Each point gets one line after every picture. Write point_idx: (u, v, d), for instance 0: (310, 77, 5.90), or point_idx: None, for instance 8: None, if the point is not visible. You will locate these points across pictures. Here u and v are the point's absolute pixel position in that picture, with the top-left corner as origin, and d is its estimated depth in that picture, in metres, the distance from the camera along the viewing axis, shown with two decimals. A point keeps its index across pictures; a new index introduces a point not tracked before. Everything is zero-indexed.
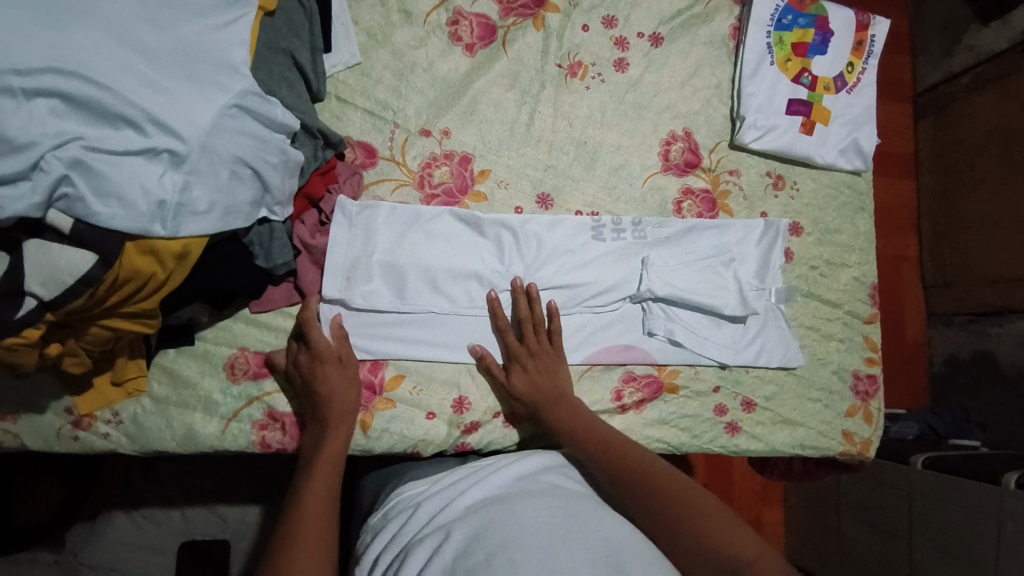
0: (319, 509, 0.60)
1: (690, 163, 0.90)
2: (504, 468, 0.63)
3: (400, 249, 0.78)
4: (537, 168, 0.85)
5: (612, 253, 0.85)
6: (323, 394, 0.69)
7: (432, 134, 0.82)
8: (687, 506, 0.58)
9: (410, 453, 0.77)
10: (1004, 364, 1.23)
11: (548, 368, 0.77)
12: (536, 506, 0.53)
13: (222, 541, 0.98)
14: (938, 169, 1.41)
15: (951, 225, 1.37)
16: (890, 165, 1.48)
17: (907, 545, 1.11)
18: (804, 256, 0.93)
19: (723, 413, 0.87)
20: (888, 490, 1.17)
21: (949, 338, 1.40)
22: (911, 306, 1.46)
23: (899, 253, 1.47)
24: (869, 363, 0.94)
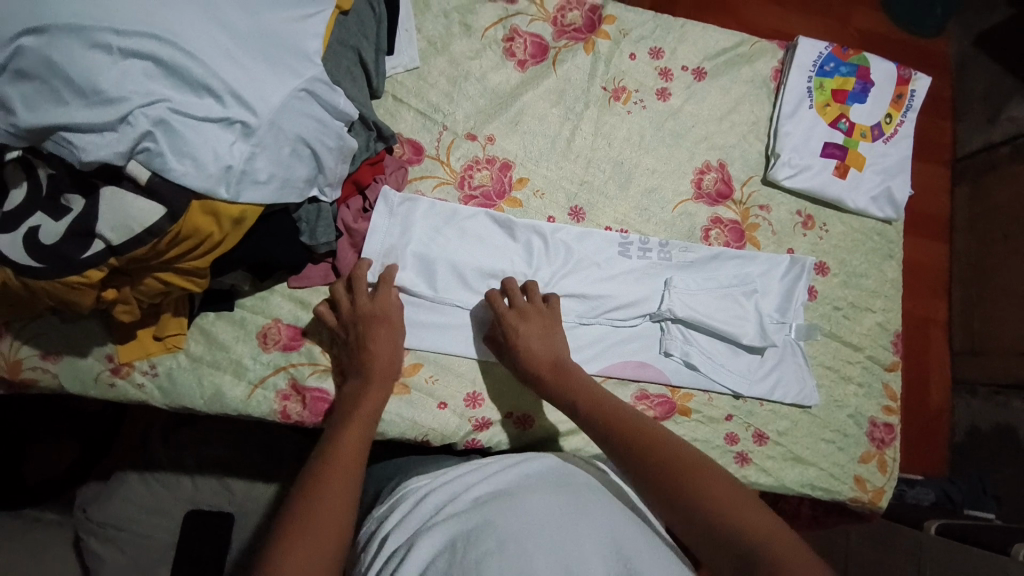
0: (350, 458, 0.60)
1: (722, 194, 0.93)
2: (511, 464, 0.63)
3: (435, 243, 0.82)
4: (573, 182, 0.89)
5: (636, 270, 0.88)
6: (370, 351, 0.71)
7: (477, 139, 0.86)
8: (700, 486, 0.54)
9: (419, 441, 0.79)
10: None
11: (540, 330, 0.75)
12: (545, 501, 0.53)
13: (228, 514, 1.00)
14: (973, 235, 1.40)
15: (982, 291, 1.37)
16: (925, 225, 1.45)
17: None
18: (829, 297, 0.94)
19: (733, 442, 0.87)
20: (898, 553, 1.14)
21: (973, 408, 1.37)
22: (937, 369, 1.43)
23: (929, 316, 1.44)
24: (887, 411, 0.93)
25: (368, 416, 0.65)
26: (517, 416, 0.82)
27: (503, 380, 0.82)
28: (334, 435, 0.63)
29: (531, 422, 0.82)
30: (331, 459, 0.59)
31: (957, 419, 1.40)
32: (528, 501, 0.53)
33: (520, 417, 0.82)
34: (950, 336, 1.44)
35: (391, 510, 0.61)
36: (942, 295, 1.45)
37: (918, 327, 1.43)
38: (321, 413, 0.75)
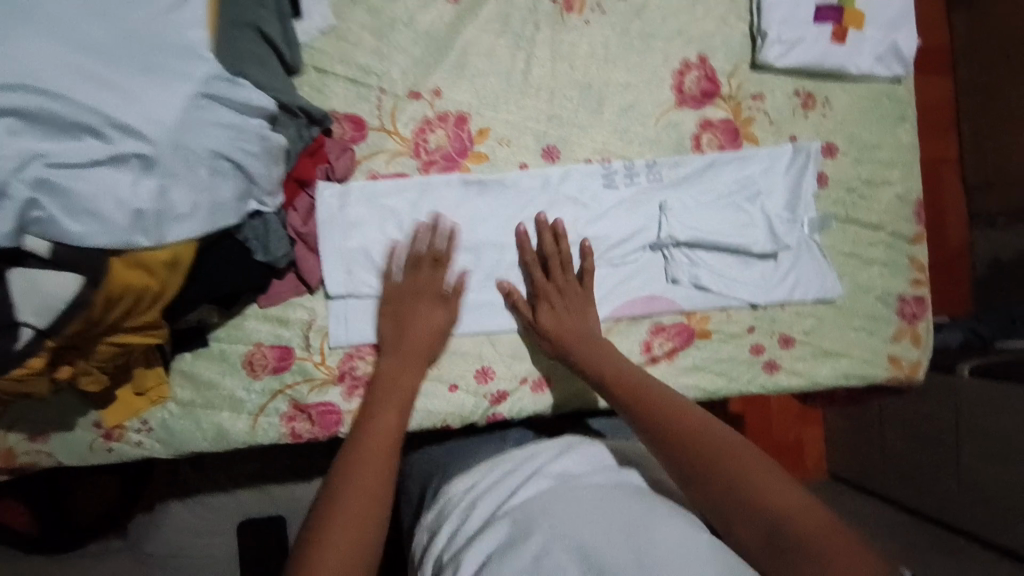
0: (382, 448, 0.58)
1: (708, 93, 0.81)
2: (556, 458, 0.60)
3: (404, 226, 0.74)
4: (539, 119, 0.78)
5: (626, 200, 0.80)
6: (411, 330, 0.70)
7: (423, 96, 0.75)
8: (721, 455, 0.50)
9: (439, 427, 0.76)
10: None
11: (578, 304, 0.73)
12: (597, 498, 0.50)
13: (277, 517, 1.00)
14: (978, 58, 1.31)
15: (994, 117, 1.28)
16: (925, 59, 1.37)
17: (955, 448, 1.07)
18: (841, 180, 0.84)
19: (759, 352, 0.82)
20: (932, 401, 1.12)
21: (994, 240, 1.32)
22: (954, 209, 1.36)
23: (940, 156, 1.38)
24: (916, 284, 0.85)
25: (408, 394, 0.66)
26: (533, 381, 0.77)
27: (512, 348, 0.77)
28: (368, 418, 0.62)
29: (548, 385, 0.77)
30: (365, 440, 0.59)
31: (978, 255, 1.36)
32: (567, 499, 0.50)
33: (537, 382, 0.77)
34: (964, 170, 1.38)
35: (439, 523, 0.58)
36: (951, 131, 1.38)
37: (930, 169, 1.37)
38: (332, 425, 0.72)
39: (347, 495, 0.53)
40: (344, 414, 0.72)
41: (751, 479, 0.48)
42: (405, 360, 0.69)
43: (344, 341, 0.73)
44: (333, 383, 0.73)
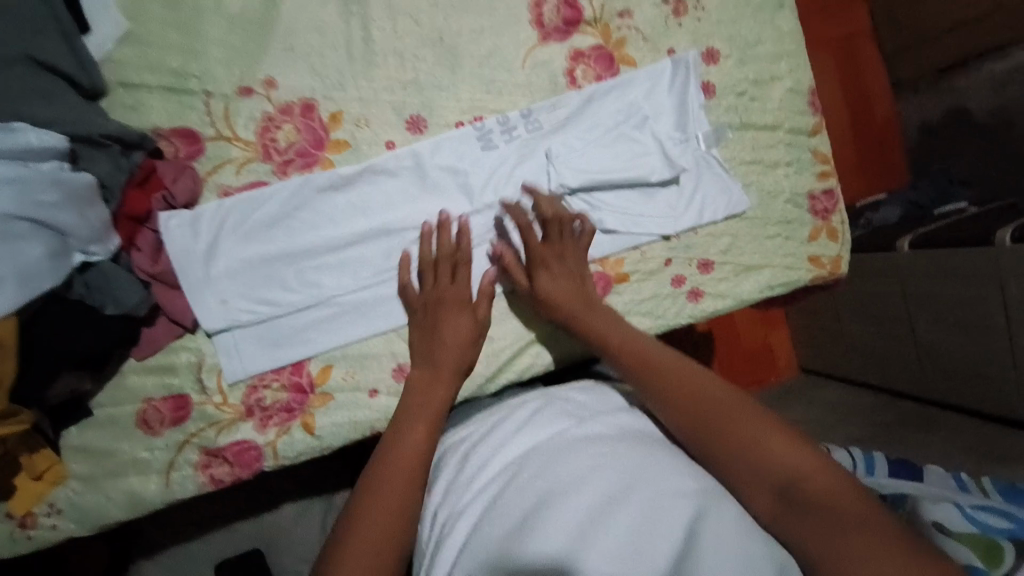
0: (411, 455, 0.60)
1: (570, 20, 0.75)
2: (556, 402, 0.62)
3: (275, 239, 0.69)
4: (393, 90, 0.71)
5: (509, 157, 0.74)
6: (442, 339, 0.68)
7: (255, 91, 0.67)
8: (741, 423, 0.54)
9: (371, 436, 0.72)
10: (978, 114, 1.40)
11: (561, 265, 0.71)
12: (622, 459, 0.52)
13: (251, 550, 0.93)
14: None
15: None
16: None
17: (911, 326, 1.18)
18: (728, 85, 0.80)
19: (681, 283, 0.80)
20: (882, 279, 1.22)
21: (918, 105, 1.57)
22: (874, 81, 1.62)
23: (854, 32, 1.59)
24: (824, 177, 0.83)
25: (441, 404, 0.65)
26: None
27: None
28: (401, 428, 0.63)
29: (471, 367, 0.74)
30: (393, 453, 0.60)
31: (906, 122, 1.61)
32: (569, 461, 0.52)
33: None
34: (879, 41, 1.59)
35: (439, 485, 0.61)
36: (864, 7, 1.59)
37: (848, 46, 1.59)
38: (251, 461, 0.68)
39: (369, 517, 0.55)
40: (261, 447, 0.68)
41: (769, 445, 0.52)
42: (438, 372, 0.67)
43: (243, 374, 0.68)
44: (242, 419, 0.68)
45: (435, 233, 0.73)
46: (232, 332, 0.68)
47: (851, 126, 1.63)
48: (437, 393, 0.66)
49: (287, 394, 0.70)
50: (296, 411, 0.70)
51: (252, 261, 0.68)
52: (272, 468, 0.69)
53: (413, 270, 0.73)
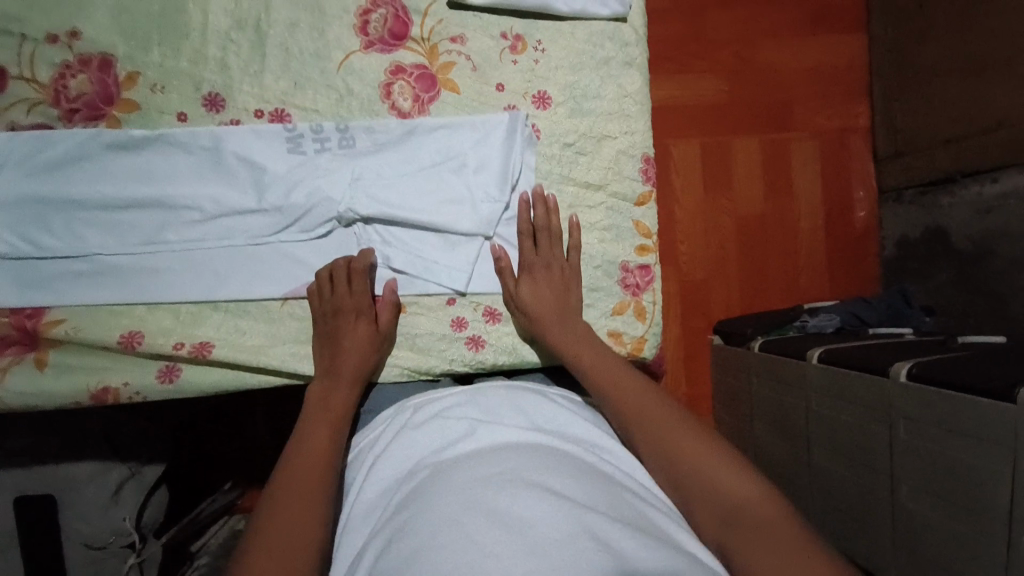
0: (323, 449, 0.64)
1: (397, 35, 0.73)
2: (474, 407, 0.64)
3: (51, 181, 0.69)
4: (196, 64, 0.70)
5: (314, 166, 0.72)
6: (342, 352, 0.69)
7: (60, 39, 0.68)
8: (687, 450, 0.61)
9: (100, 395, 0.69)
10: (955, 240, 1.29)
11: (556, 287, 0.73)
12: (521, 468, 0.53)
13: (45, 496, 0.85)
14: (888, 17, 1.41)
15: (902, 83, 1.39)
16: (838, 20, 1.48)
17: (806, 444, 1.11)
18: (557, 135, 0.76)
19: (461, 326, 0.75)
20: (790, 390, 1.14)
21: (900, 216, 1.45)
22: (861, 182, 1.51)
23: (849, 125, 1.50)
24: (642, 251, 0.77)
25: (342, 414, 0.67)
26: (191, 345, 0.70)
27: (169, 313, 0.71)
28: (302, 437, 0.65)
29: (209, 347, 0.70)
30: (301, 465, 0.62)
31: (886, 234, 1.50)
32: (479, 465, 0.53)
33: (196, 346, 0.70)
34: (875, 141, 1.49)
35: (374, 449, 0.65)
36: (865, 99, 1.50)
37: (839, 137, 1.49)
38: None
39: (281, 525, 0.56)
40: None
41: (714, 475, 0.59)
42: (337, 382, 0.69)
43: None
44: None
45: (214, 222, 0.71)
46: None
47: (826, 222, 1.50)
48: (335, 401, 0.68)
49: (15, 332, 0.69)
50: (29, 347, 0.69)
51: (17, 198, 0.68)
52: None
53: (180, 250, 0.71)
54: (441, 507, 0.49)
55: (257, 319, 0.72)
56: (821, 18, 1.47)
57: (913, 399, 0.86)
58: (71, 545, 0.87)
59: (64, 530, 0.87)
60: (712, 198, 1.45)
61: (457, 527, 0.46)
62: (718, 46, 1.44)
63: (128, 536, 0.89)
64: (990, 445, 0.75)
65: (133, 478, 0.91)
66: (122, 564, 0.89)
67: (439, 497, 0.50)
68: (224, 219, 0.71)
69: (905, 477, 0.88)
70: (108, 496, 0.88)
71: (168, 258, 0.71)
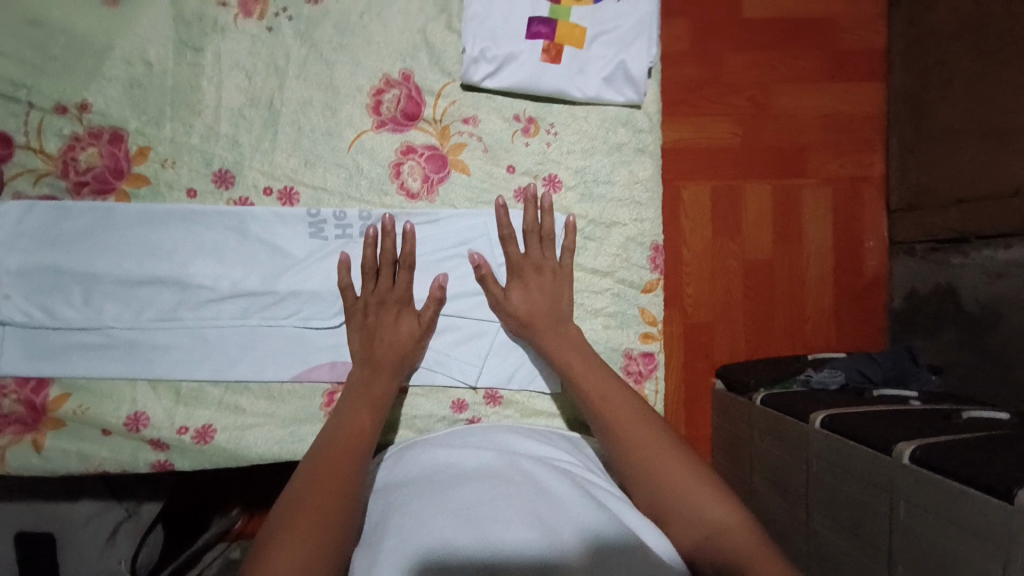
0: (356, 432, 0.64)
1: (410, 115, 0.73)
2: (472, 437, 0.67)
3: (65, 252, 0.68)
4: (208, 141, 0.70)
5: (335, 252, 0.72)
6: (381, 341, 0.69)
7: (69, 111, 0.68)
8: (673, 479, 0.59)
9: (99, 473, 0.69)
10: (965, 299, 1.27)
11: (546, 290, 0.72)
12: (512, 488, 0.56)
13: (45, 535, 0.87)
14: (908, 71, 1.39)
15: (917, 139, 1.37)
16: (857, 70, 1.46)
17: (806, 509, 1.09)
18: (566, 219, 0.76)
19: (461, 408, 0.75)
20: (791, 450, 1.13)
21: (910, 271, 1.43)
22: (873, 236, 1.48)
23: (863, 175, 1.48)
24: (646, 339, 0.77)
25: (379, 400, 0.67)
26: (195, 430, 0.70)
27: (171, 397, 0.70)
28: (337, 423, 0.64)
29: (213, 433, 0.70)
30: (330, 450, 0.62)
31: (895, 287, 1.48)
32: (473, 484, 0.57)
33: (199, 431, 0.70)
34: (889, 194, 1.47)
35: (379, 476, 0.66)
36: (879, 150, 1.48)
37: (852, 187, 1.47)
38: None
39: (305, 505, 0.56)
40: None
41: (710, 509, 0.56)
42: (377, 371, 0.68)
43: None
44: None
45: (222, 301, 0.70)
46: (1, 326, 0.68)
47: (836, 268, 1.48)
48: (374, 386, 0.68)
49: (22, 408, 0.68)
50: (31, 427, 0.68)
51: (36, 267, 0.68)
52: None
53: (194, 328, 0.70)
54: (437, 517, 0.52)
55: (259, 396, 0.72)
56: (840, 68, 1.46)
57: (915, 484, 0.84)
58: None
59: (63, 573, 0.87)
60: (719, 242, 1.44)
61: (455, 544, 0.49)
62: (735, 91, 1.43)
63: None
64: (988, 542, 0.74)
65: (131, 519, 0.93)
66: None
67: (434, 517, 0.52)
68: (234, 300, 0.71)
69: (903, 559, 0.87)
70: (103, 540, 0.89)
71: (175, 336, 0.70)
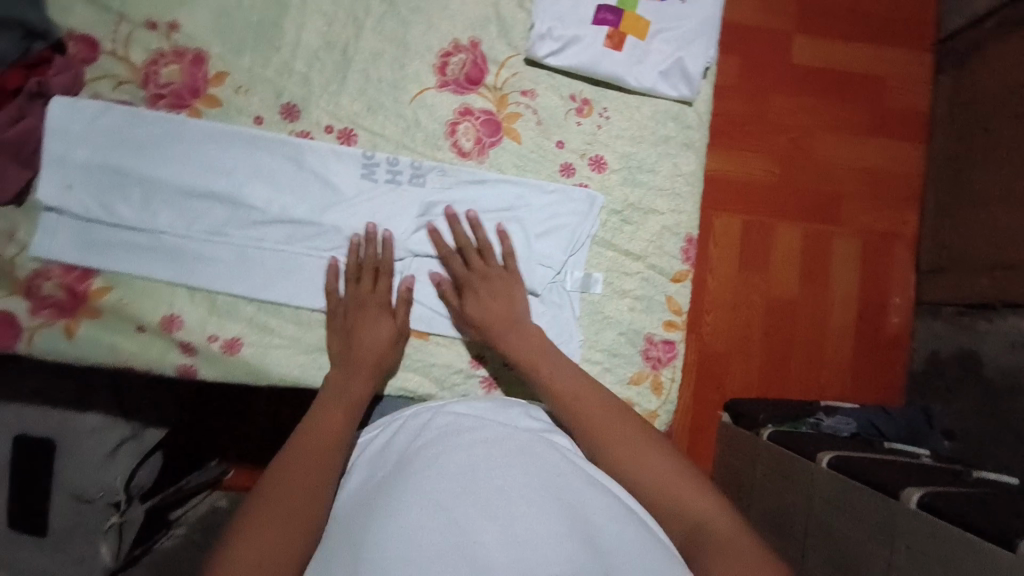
0: (338, 427, 0.65)
1: (472, 79, 0.77)
2: (462, 405, 0.66)
3: (132, 154, 0.72)
4: (281, 75, 0.75)
5: (384, 195, 0.75)
6: (360, 342, 0.70)
7: (160, 28, 0.73)
8: (663, 472, 0.59)
9: (124, 368, 0.72)
10: (986, 366, 1.24)
11: (490, 292, 0.73)
12: (510, 463, 0.55)
13: (47, 439, 0.88)
14: (952, 132, 1.41)
15: (956, 201, 1.37)
16: (901, 126, 1.49)
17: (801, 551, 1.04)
18: (606, 200, 0.78)
19: (479, 365, 0.76)
20: (793, 488, 1.10)
21: (934, 330, 1.42)
22: (900, 291, 1.48)
23: (896, 230, 1.49)
24: (669, 327, 0.78)
25: (359, 400, 0.68)
26: (224, 340, 0.73)
27: (207, 306, 0.73)
28: (320, 414, 0.66)
29: (241, 345, 0.73)
30: (311, 441, 0.63)
31: (917, 345, 1.46)
32: (467, 457, 0.55)
33: (228, 342, 0.73)
34: (920, 252, 1.48)
35: (370, 441, 0.66)
36: (914, 207, 1.49)
37: (884, 240, 1.48)
38: (8, 337, 0.70)
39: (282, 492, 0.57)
40: (24, 328, 0.71)
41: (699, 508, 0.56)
42: (354, 370, 0.70)
43: (44, 254, 0.71)
44: (20, 297, 0.71)
45: (269, 225, 0.74)
46: (59, 215, 0.72)
47: (858, 318, 1.47)
48: (354, 386, 0.69)
49: (63, 294, 0.72)
50: (67, 313, 0.72)
51: (102, 165, 0.72)
52: (24, 352, 0.71)
53: (238, 246, 0.74)
54: (432, 492, 0.51)
55: (289, 320, 0.74)
56: (884, 122, 1.48)
57: (917, 529, 0.82)
58: (60, 495, 0.88)
59: (57, 480, 0.88)
60: (744, 275, 1.44)
61: (452, 521, 0.49)
62: (776, 130, 1.46)
63: (115, 496, 0.89)
64: None
65: (132, 440, 0.92)
66: (105, 522, 0.89)
67: (428, 484, 0.52)
68: (280, 225, 0.74)
69: None
70: (103, 454, 0.89)
71: (217, 250, 0.73)
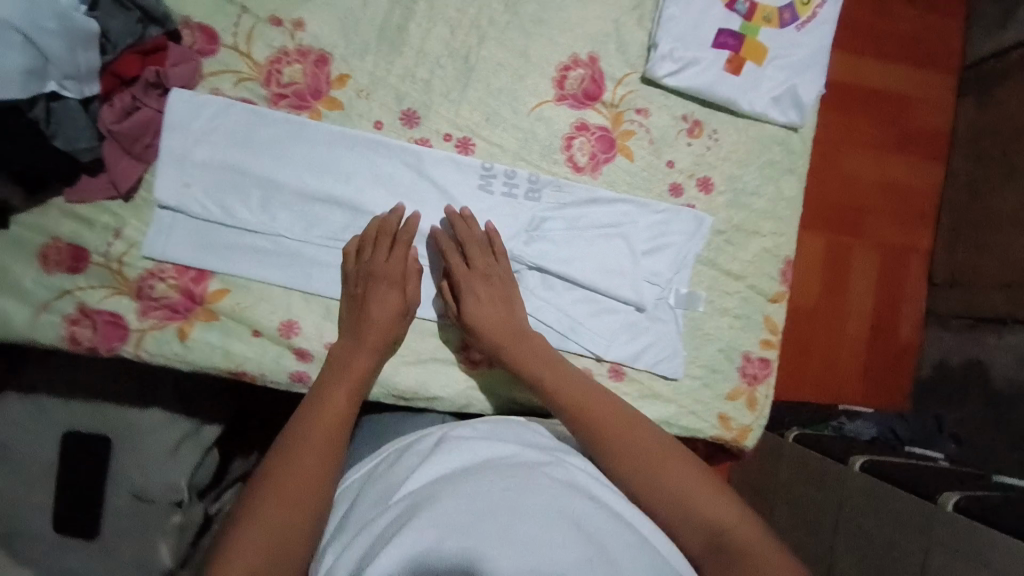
0: (337, 413, 0.64)
1: (590, 95, 0.78)
2: (460, 427, 0.62)
3: (251, 155, 0.70)
4: (403, 79, 0.74)
5: (500, 207, 0.76)
6: (370, 315, 0.69)
7: (284, 24, 0.72)
8: (680, 478, 0.59)
9: (236, 374, 0.70)
10: (997, 379, 1.28)
11: (490, 294, 0.72)
12: (528, 477, 0.51)
13: (103, 436, 0.79)
14: (972, 153, 1.45)
15: (966, 222, 1.44)
16: (925, 146, 1.52)
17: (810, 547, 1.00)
18: (711, 220, 0.80)
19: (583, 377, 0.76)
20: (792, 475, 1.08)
21: (945, 343, 1.45)
22: (909, 303, 1.51)
23: (910, 244, 1.51)
24: (765, 345, 0.81)
25: (363, 376, 0.67)
26: None
27: (321, 312, 0.73)
28: (320, 397, 0.65)
29: None
30: (309, 429, 0.61)
31: (925, 352, 1.50)
32: (480, 475, 0.51)
33: None
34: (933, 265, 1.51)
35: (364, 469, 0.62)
36: (930, 226, 1.52)
37: (897, 252, 1.51)
38: (114, 339, 0.67)
39: (283, 484, 0.57)
40: (133, 331, 0.68)
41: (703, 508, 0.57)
42: (358, 344, 0.68)
43: (159, 253, 0.69)
44: (129, 297, 0.69)
45: None
46: (175, 214, 0.70)
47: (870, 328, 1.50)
48: (355, 360, 0.67)
49: (177, 296, 0.70)
50: (180, 315, 0.70)
51: (221, 165, 0.70)
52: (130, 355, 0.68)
53: None
54: (447, 510, 0.46)
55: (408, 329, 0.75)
56: (910, 142, 1.51)
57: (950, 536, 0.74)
58: (116, 496, 0.80)
59: (116, 479, 0.80)
60: None
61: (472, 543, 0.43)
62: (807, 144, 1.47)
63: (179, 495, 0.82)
64: None
65: (193, 436, 0.84)
66: (166, 523, 0.82)
67: (443, 498, 0.48)
68: None
69: None
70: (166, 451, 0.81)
71: (332, 254, 0.73)
